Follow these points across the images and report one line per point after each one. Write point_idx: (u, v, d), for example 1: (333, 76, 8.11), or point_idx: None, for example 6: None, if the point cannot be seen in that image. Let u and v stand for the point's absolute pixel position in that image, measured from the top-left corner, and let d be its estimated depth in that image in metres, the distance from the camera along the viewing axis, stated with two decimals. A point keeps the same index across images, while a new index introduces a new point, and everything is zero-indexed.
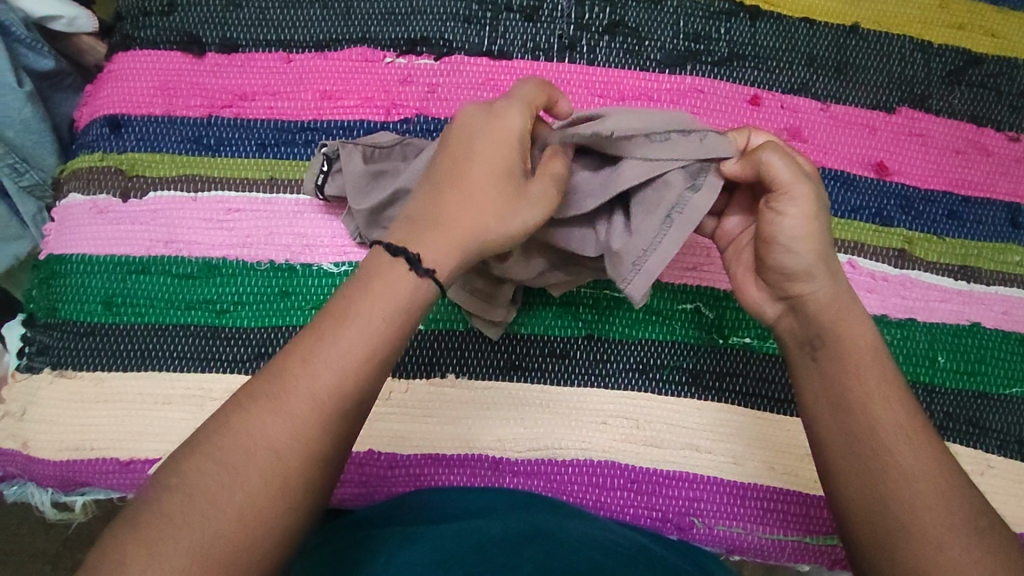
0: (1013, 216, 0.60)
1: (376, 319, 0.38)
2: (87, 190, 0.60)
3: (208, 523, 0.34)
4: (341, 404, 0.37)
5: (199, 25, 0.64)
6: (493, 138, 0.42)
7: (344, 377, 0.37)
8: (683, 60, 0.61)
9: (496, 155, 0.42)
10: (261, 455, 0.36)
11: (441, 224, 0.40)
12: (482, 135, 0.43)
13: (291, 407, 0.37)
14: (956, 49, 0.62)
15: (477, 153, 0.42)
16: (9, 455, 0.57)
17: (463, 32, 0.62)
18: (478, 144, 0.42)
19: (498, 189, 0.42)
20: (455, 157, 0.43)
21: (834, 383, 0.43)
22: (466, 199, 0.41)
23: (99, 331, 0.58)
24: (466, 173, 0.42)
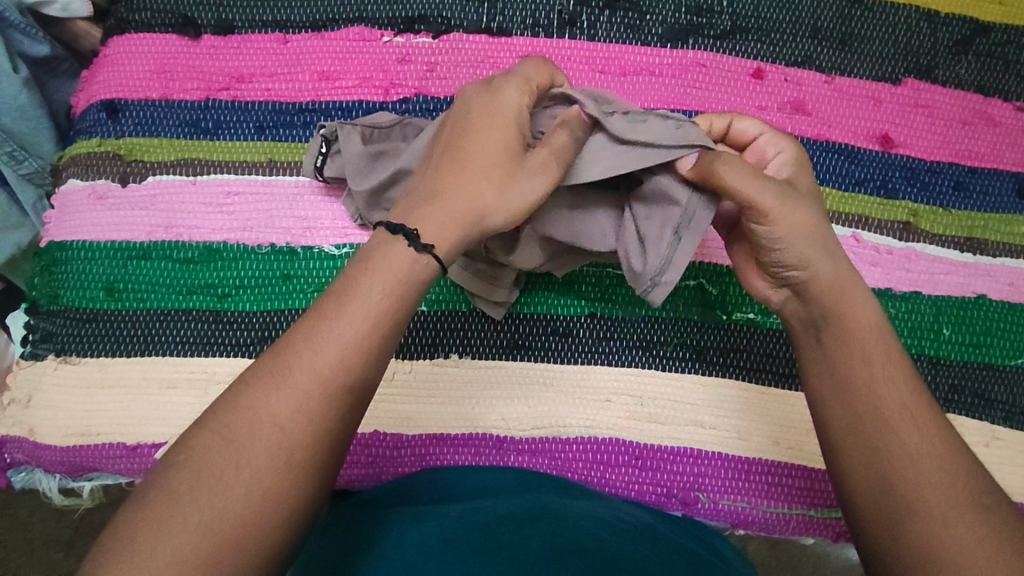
0: (1019, 187, 0.59)
1: (377, 296, 0.38)
2: (85, 176, 0.60)
3: (216, 503, 0.34)
4: (346, 382, 0.37)
5: (194, 6, 0.63)
6: (489, 116, 0.42)
7: (348, 354, 0.37)
8: (685, 34, 0.60)
9: (493, 131, 0.42)
10: (266, 435, 0.36)
11: (439, 202, 0.41)
12: (478, 111, 0.43)
13: (296, 386, 0.37)
14: (963, 18, 0.61)
15: (473, 131, 0.42)
16: (16, 442, 0.57)
17: (461, 9, 0.61)
18: (474, 120, 0.43)
19: (497, 164, 0.41)
20: (454, 136, 0.43)
21: (836, 361, 0.42)
22: (463, 176, 0.41)
23: (102, 317, 0.58)
24: (462, 149, 0.42)
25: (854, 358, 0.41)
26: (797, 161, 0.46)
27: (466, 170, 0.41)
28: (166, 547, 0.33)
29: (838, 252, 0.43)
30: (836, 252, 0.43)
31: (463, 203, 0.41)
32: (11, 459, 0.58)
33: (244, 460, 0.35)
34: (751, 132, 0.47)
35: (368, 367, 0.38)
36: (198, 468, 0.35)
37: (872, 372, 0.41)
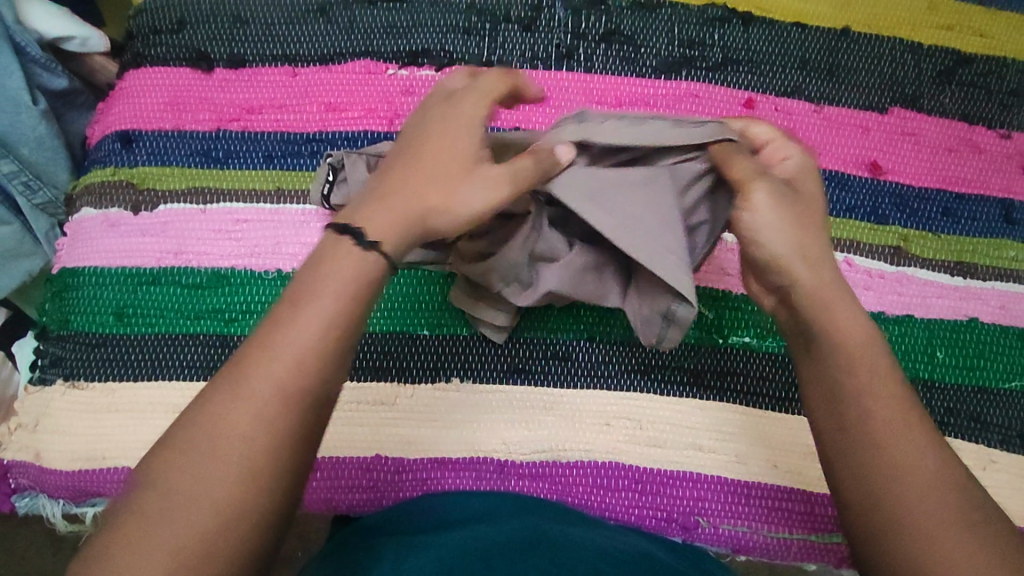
0: (1006, 212, 0.60)
1: (341, 297, 0.37)
2: (99, 204, 0.62)
3: (196, 518, 0.34)
4: (306, 384, 0.36)
5: (207, 41, 0.66)
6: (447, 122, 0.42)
7: (304, 357, 0.36)
8: (678, 66, 0.62)
9: (450, 138, 0.42)
10: (234, 443, 0.35)
11: (384, 198, 0.41)
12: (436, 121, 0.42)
13: (254, 391, 0.36)
14: (946, 49, 0.63)
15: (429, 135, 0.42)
16: (22, 467, 0.58)
17: (463, 43, 0.64)
18: (432, 125, 0.42)
19: (451, 168, 0.41)
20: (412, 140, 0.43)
21: (827, 374, 0.42)
22: (414, 176, 0.41)
23: (111, 341, 0.59)
24: (417, 152, 0.42)
25: (846, 372, 0.41)
26: (805, 167, 0.46)
27: (420, 174, 0.41)
28: (145, 565, 0.33)
29: (827, 262, 0.44)
30: (825, 262, 0.44)
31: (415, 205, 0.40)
32: (17, 484, 0.59)
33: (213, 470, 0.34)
34: (763, 138, 0.47)
35: (337, 368, 0.37)
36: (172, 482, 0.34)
37: (862, 387, 0.41)
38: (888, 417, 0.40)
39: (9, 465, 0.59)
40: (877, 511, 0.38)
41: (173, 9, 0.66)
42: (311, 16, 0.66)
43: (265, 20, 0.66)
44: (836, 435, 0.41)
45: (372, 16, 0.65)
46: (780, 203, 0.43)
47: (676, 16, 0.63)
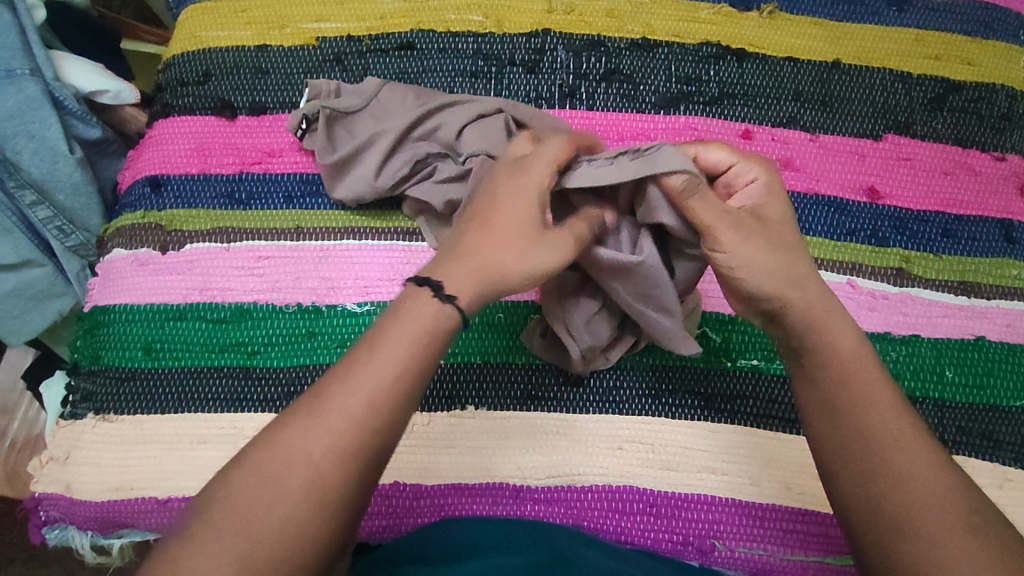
0: (1006, 232, 0.62)
1: (407, 337, 0.41)
2: (129, 245, 0.65)
3: (268, 531, 0.37)
4: (377, 415, 0.39)
5: (231, 91, 0.70)
6: (515, 189, 0.47)
7: (377, 396, 0.40)
8: (676, 101, 0.65)
9: (508, 213, 0.46)
10: (308, 473, 0.38)
11: (463, 256, 0.45)
12: (501, 187, 0.47)
13: (334, 421, 0.39)
14: (935, 78, 0.65)
15: (499, 202, 0.47)
16: (53, 498, 0.60)
17: (470, 85, 0.67)
18: (501, 204, 0.46)
19: (522, 232, 0.45)
20: (487, 204, 0.47)
21: (826, 384, 0.44)
22: (491, 237, 0.45)
23: (139, 375, 0.62)
24: (488, 218, 0.46)
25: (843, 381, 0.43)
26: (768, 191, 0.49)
27: (496, 234, 0.45)
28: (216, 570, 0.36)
29: (812, 280, 0.46)
30: (811, 282, 0.46)
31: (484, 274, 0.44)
32: (47, 516, 0.60)
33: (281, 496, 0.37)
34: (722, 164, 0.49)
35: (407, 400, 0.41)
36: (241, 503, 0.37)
37: (858, 394, 0.43)
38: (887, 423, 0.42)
39: (40, 497, 0.60)
40: (881, 516, 0.40)
41: (200, 63, 0.71)
42: (328, 65, 0.70)
43: (285, 70, 0.70)
44: (834, 441, 0.43)
45: (384, 63, 0.69)
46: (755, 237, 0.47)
47: (673, 54, 0.66)
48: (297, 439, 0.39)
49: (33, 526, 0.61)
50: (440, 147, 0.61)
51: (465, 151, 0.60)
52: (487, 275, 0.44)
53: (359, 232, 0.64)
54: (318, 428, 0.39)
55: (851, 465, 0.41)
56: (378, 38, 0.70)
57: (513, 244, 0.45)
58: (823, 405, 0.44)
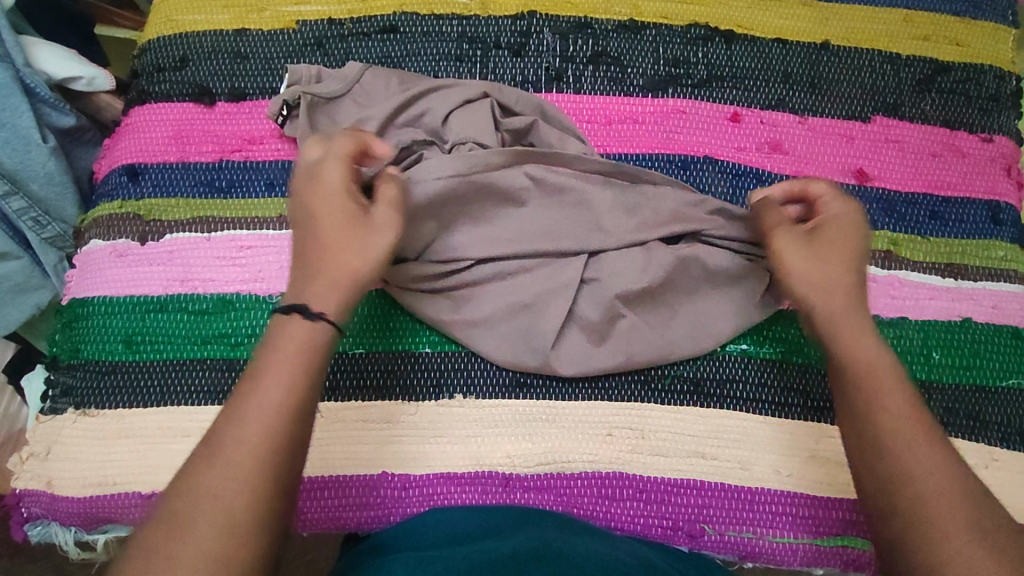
0: (992, 213, 0.62)
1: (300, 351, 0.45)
2: (107, 236, 0.64)
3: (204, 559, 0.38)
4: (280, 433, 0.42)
5: (210, 77, 0.68)
6: (317, 195, 0.50)
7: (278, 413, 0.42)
8: (664, 84, 0.64)
9: (327, 207, 0.49)
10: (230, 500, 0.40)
11: (318, 272, 0.48)
12: (310, 197, 0.50)
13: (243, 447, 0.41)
14: (925, 59, 0.65)
15: (313, 213, 0.50)
16: (35, 495, 0.59)
17: (455, 69, 0.66)
18: (303, 193, 0.50)
19: (348, 227, 0.49)
20: (313, 217, 0.49)
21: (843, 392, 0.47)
22: (325, 246, 0.48)
23: (119, 369, 0.60)
24: (318, 230, 0.49)
25: (869, 380, 0.47)
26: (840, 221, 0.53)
27: (324, 239, 0.49)
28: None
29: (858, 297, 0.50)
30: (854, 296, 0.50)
31: (339, 279, 0.48)
32: (29, 513, 0.59)
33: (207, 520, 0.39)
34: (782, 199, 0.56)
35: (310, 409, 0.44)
36: (164, 544, 0.38)
37: (884, 392, 0.46)
38: (907, 420, 0.45)
39: (22, 494, 0.59)
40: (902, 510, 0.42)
41: (176, 47, 0.69)
42: (309, 49, 0.68)
43: (265, 55, 0.68)
44: (862, 447, 0.45)
45: (367, 47, 0.68)
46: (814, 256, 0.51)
47: (661, 37, 0.66)
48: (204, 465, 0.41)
49: (14, 524, 0.60)
50: (426, 134, 0.60)
51: (451, 138, 0.59)
52: (334, 273, 0.48)
53: None
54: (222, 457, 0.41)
55: (875, 459, 0.44)
56: (360, 21, 0.68)
57: (351, 240, 0.49)
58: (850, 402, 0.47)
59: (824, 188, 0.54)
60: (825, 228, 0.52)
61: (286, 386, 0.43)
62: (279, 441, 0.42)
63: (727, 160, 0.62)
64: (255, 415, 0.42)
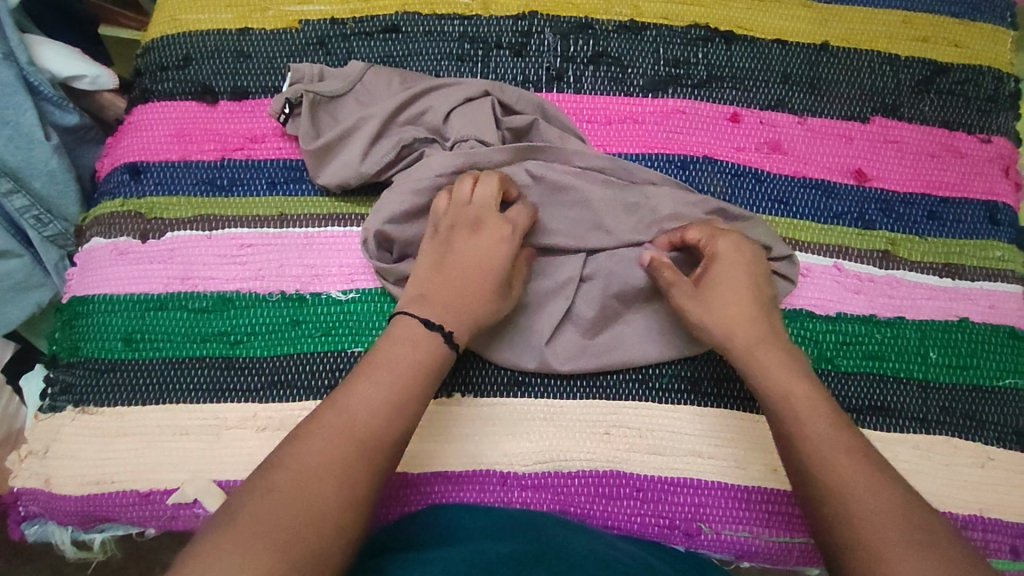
0: (991, 214, 0.62)
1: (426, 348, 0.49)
2: (108, 234, 0.64)
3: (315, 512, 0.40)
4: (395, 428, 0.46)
5: (212, 76, 0.68)
6: (487, 245, 0.54)
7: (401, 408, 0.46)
8: (664, 84, 0.64)
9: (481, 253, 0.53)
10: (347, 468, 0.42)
11: (456, 306, 0.51)
12: (479, 245, 0.54)
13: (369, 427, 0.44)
14: (924, 60, 0.65)
15: (473, 258, 0.53)
16: (33, 493, 0.59)
17: (456, 69, 0.66)
18: (457, 233, 0.54)
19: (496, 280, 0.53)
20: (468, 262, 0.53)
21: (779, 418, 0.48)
22: (472, 292, 0.52)
23: (119, 366, 0.61)
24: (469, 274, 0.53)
25: (784, 406, 0.47)
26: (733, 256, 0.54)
27: (472, 285, 0.52)
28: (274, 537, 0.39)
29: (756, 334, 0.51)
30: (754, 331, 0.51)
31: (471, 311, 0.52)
32: (28, 511, 0.60)
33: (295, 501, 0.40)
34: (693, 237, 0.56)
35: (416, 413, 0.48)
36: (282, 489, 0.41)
37: (804, 416, 0.46)
38: (828, 439, 0.45)
39: (20, 492, 0.60)
40: (832, 529, 0.42)
41: (179, 47, 0.69)
42: (310, 48, 0.68)
43: (267, 54, 0.69)
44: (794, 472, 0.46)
45: (369, 46, 0.68)
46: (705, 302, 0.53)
47: (661, 37, 0.66)
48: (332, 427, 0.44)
49: (11, 522, 0.60)
50: (427, 132, 0.61)
51: (452, 136, 0.60)
52: (469, 316, 0.52)
53: (342, 219, 0.63)
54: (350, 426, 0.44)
55: (805, 480, 0.45)
56: (361, 20, 0.69)
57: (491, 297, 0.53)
58: (775, 429, 0.48)
59: (699, 229, 0.56)
60: (710, 272, 0.54)
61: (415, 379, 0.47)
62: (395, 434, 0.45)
63: (726, 160, 0.62)
64: (386, 402, 0.45)
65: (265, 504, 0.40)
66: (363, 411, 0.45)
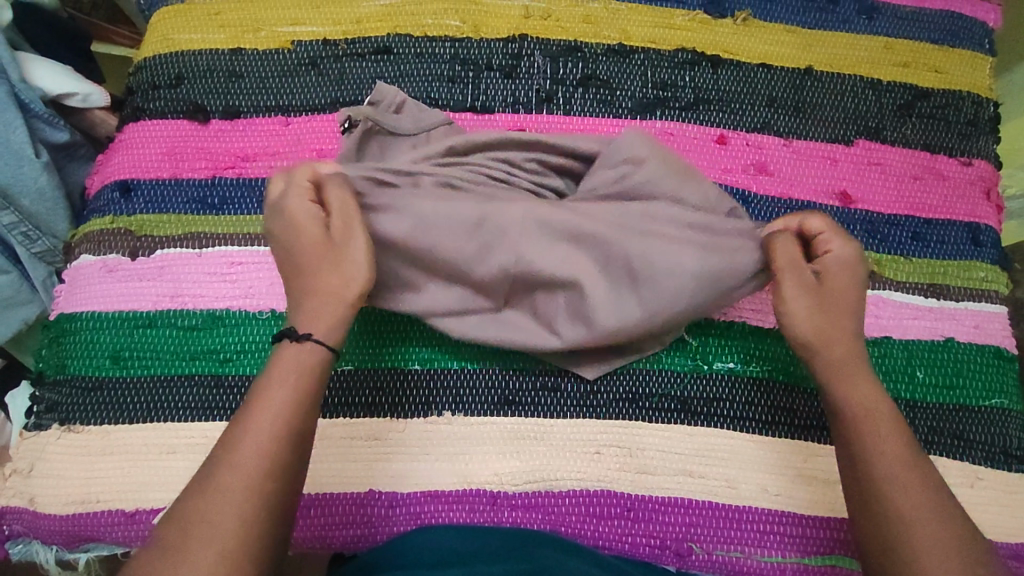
0: (973, 235, 0.63)
1: None
2: (97, 251, 0.64)
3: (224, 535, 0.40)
4: (287, 431, 0.44)
5: (205, 95, 0.69)
6: (290, 234, 0.50)
7: (290, 408, 0.44)
8: (652, 106, 0.66)
9: (302, 235, 0.50)
10: (245, 485, 0.41)
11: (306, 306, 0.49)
12: (286, 238, 0.51)
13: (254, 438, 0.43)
14: (905, 85, 0.67)
15: (290, 248, 0.51)
16: (16, 513, 0.58)
17: (447, 90, 0.67)
18: (281, 227, 0.51)
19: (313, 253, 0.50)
20: (289, 259, 0.51)
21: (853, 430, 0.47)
22: (304, 278, 0.50)
23: (106, 384, 0.60)
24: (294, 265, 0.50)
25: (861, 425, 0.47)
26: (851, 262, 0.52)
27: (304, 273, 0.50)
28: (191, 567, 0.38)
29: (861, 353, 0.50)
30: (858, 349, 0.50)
31: (336, 298, 0.49)
32: (9, 531, 0.58)
33: (204, 533, 0.40)
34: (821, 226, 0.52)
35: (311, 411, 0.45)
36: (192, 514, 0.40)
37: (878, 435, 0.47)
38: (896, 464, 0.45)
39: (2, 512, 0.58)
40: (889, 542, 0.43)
41: (172, 66, 0.70)
42: (303, 69, 0.69)
43: (260, 74, 0.69)
44: (841, 445, 0.48)
45: (361, 67, 0.69)
46: (819, 315, 0.51)
47: (649, 61, 0.67)
48: (226, 448, 0.43)
49: None
50: None
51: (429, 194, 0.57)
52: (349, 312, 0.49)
53: None
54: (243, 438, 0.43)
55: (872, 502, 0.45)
56: (354, 41, 0.70)
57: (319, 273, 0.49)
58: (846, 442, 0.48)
59: (822, 224, 0.53)
60: (830, 274, 0.52)
61: (302, 379, 0.46)
62: (286, 434, 0.44)
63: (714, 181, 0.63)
64: (272, 407, 0.44)
65: (189, 526, 0.40)
66: (266, 426, 0.43)
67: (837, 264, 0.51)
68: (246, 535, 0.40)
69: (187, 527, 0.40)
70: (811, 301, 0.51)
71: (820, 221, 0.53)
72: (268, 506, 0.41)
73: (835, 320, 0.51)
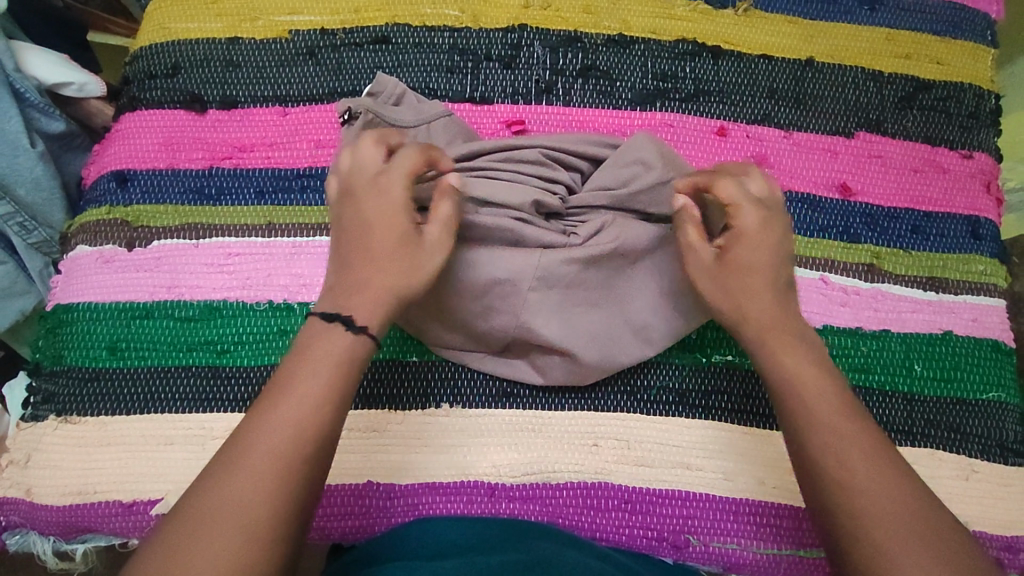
0: (973, 228, 0.63)
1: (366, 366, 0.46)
2: (94, 242, 0.63)
3: (231, 525, 0.39)
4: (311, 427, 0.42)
5: (201, 85, 0.68)
6: (378, 211, 0.49)
7: (316, 404, 0.43)
8: (652, 98, 0.65)
9: (385, 216, 0.49)
10: (261, 476, 0.40)
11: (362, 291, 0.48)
12: (366, 210, 0.49)
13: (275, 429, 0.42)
14: (906, 77, 0.66)
15: (366, 223, 0.49)
16: (13, 503, 0.58)
17: (445, 81, 0.66)
18: (361, 201, 0.50)
19: (391, 241, 0.49)
20: (358, 235, 0.49)
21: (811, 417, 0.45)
22: (374, 262, 0.48)
23: (103, 375, 0.60)
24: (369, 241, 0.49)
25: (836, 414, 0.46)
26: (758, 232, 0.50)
27: (370, 254, 0.48)
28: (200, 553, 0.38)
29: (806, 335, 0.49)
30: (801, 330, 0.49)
31: (386, 283, 0.48)
32: (7, 521, 0.58)
33: (217, 520, 0.39)
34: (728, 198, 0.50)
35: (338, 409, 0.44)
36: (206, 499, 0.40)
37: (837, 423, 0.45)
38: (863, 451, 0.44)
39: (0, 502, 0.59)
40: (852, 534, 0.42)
41: (168, 55, 0.69)
42: (300, 59, 0.68)
43: (257, 64, 0.68)
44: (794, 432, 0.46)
45: (359, 57, 0.68)
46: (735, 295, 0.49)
47: (649, 51, 0.66)
48: (248, 434, 0.42)
49: None
50: None
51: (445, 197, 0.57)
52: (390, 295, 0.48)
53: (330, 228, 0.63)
54: (264, 426, 0.42)
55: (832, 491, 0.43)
56: (351, 31, 0.69)
57: (392, 263, 0.48)
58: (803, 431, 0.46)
59: (731, 193, 0.50)
60: (738, 249, 0.50)
61: (328, 373, 0.44)
62: (309, 430, 0.42)
63: None
64: (297, 399, 0.43)
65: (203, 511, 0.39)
66: (290, 417, 0.42)
67: (745, 238, 0.50)
68: (255, 528, 0.39)
69: (201, 511, 0.39)
70: (712, 280, 0.50)
71: (730, 189, 0.51)
72: (281, 500, 0.40)
73: (755, 298, 0.49)
